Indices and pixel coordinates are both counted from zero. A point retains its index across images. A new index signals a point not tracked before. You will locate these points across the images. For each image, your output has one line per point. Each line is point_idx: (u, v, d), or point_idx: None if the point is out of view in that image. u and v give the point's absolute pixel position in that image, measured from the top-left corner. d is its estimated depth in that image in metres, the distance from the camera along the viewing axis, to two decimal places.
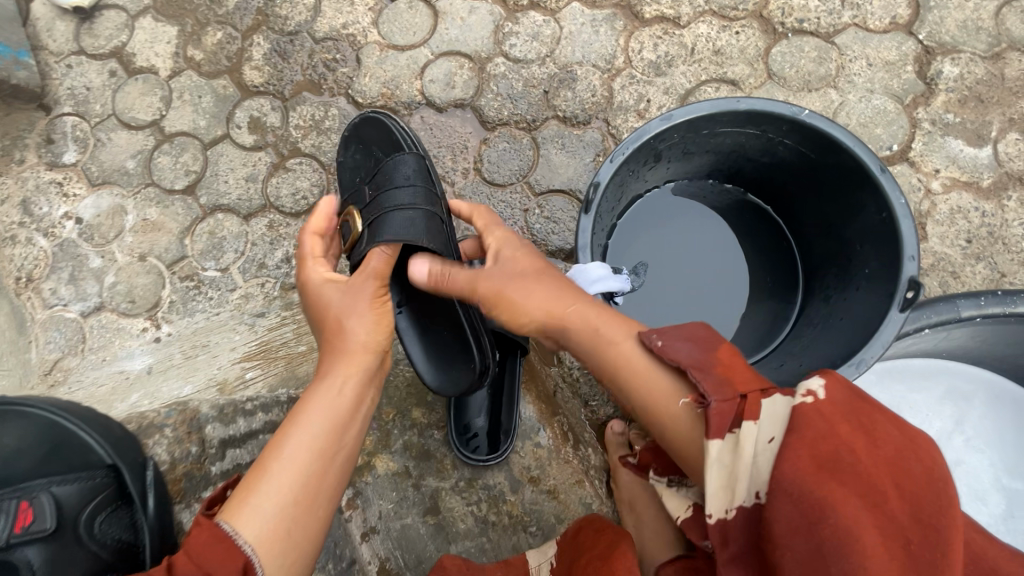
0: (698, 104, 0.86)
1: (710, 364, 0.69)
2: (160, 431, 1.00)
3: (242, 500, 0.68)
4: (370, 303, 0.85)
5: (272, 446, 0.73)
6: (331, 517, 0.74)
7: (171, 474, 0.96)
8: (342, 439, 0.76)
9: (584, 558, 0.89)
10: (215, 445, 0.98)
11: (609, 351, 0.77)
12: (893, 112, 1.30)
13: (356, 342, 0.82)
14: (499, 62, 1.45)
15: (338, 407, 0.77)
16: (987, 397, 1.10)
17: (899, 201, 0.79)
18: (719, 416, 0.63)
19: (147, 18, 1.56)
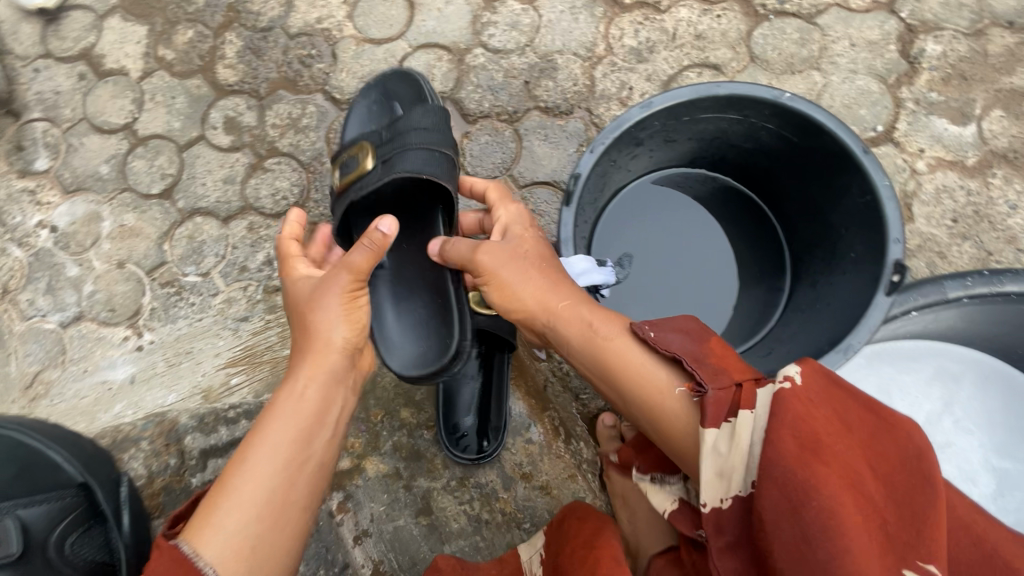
0: (677, 90, 0.84)
1: (704, 355, 0.71)
2: (136, 445, 1.06)
3: (206, 522, 0.70)
4: (338, 301, 0.87)
5: (234, 463, 0.76)
6: (301, 524, 0.77)
7: (149, 488, 1.03)
8: (309, 449, 0.80)
9: (570, 546, 0.88)
10: (195, 456, 1.06)
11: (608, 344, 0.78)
12: (877, 92, 1.28)
13: (321, 349, 0.85)
14: (478, 52, 1.42)
15: (302, 419, 0.80)
16: (975, 377, 1.10)
17: (882, 183, 0.78)
18: (717, 405, 0.65)
19: (115, 18, 1.52)
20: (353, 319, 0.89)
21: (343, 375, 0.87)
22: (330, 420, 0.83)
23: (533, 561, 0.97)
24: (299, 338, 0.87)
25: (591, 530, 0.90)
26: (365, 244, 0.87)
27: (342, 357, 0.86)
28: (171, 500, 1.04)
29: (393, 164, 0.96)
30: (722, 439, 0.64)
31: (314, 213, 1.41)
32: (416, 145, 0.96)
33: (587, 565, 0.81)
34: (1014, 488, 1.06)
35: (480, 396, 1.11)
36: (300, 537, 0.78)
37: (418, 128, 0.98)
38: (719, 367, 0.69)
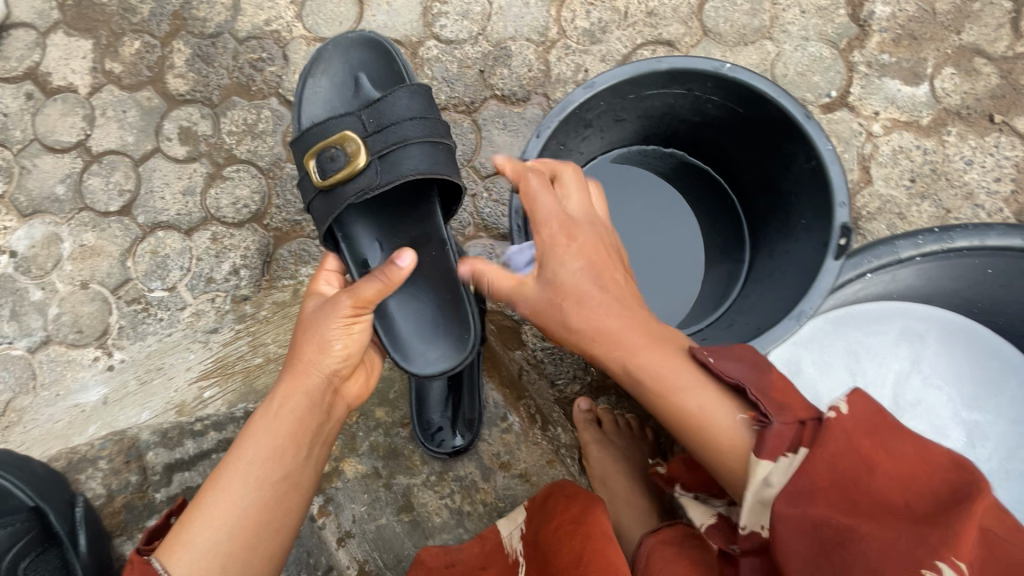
0: (618, 68, 0.83)
1: (765, 388, 0.68)
2: (94, 465, 1.03)
3: (178, 539, 0.70)
4: (336, 322, 0.81)
5: (213, 478, 0.75)
6: (277, 543, 0.76)
7: (109, 506, 1.00)
8: (287, 473, 0.77)
9: (556, 521, 0.90)
10: (159, 472, 1.04)
11: (664, 368, 0.73)
12: (829, 58, 1.29)
13: (309, 369, 0.80)
14: (431, 44, 1.41)
15: (279, 439, 0.77)
16: (940, 333, 1.10)
17: (825, 147, 0.78)
18: (777, 437, 0.62)
19: (58, 33, 1.48)
20: (352, 341, 0.83)
21: (326, 394, 0.82)
22: (310, 441, 0.79)
23: (512, 535, 1.00)
24: (291, 355, 0.83)
25: (580, 506, 0.90)
26: (377, 277, 0.80)
27: (327, 378, 0.82)
28: (136, 516, 1.01)
29: (396, 160, 0.91)
30: (777, 471, 0.61)
31: (277, 218, 1.39)
32: (421, 141, 0.92)
33: (576, 540, 0.83)
34: (983, 439, 1.07)
35: (450, 393, 1.08)
36: (274, 560, 0.76)
37: (412, 118, 0.93)
38: (782, 403, 0.66)
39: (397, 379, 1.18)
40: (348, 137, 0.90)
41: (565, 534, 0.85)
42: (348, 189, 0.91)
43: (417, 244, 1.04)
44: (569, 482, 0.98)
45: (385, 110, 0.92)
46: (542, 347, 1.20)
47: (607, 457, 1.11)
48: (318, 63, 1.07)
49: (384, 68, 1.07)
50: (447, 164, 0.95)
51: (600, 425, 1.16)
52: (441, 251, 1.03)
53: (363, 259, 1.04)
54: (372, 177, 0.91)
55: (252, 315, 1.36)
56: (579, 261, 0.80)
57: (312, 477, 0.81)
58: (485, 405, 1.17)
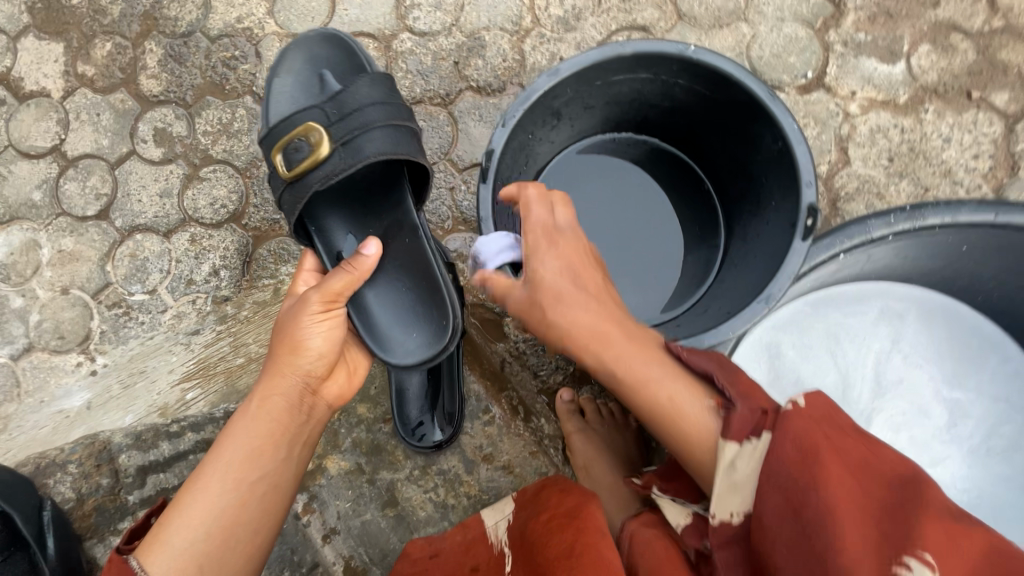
0: (583, 53, 0.83)
1: (732, 380, 0.72)
2: (62, 469, 1.04)
3: (154, 540, 0.70)
4: (312, 321, 0.81)
5: (192, 478, 0.75)
6: (255, 544, 0.76)
7: (79, 510, 1.02)
8: (266, 473, 0.77)
9: (547, 514, 0.88)
10: (132, 474, 1.04)
11: (638, 361, 0.74)
12: (805, 39, 1.27)
13: (287, 371, 0.80)
14: (405, 37, 1.39)
15: (257, 440, 0.77)
16: (918, 312, 1.10)
17: (792, 127, 0.78)
18: (742, 421, 0.66)
19: (29, 37, 1.47)
20: (329, 340, 0.82)
21: (304, 396, 0.82)
22: (289, 442, 0.80)
23: (498, 525, 1.00)
24: (270, 356, 0.82)
25: (570, 501, 0.88)
26: (346, 269, 0.84)
27: (304, 380, 0.81)
28: (107, 518, 1.03)
29: (360, 147, 0.91)
30: (741, 458, 0.65)
31: (255, 217, 1.38)
32: (385, 127, 0.92)
33: (567, 532, 0.81)
34: (965, 416, 1.07)
35: (429, 386, 1.08)
36: (252, 559, 0.76)
37: (374, 103, 0.92)
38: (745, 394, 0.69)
39: (378, 375, 1.18)
40: (310, 127, 0.89)
41: (555, 527, 0.83)
42: (312, 177, 0.91)
43: (389, 233, 1.04)
44: (563, 476, 0.97)
45: (347, 97, 0.91)
46: (525, 339, 1.19)
47: (590, 446, 1.11)
48: (280, 59, 1.07)
49: (347, 56, 1.06)
50: (412, 146, 0.95)
51: (583, 415, 1.16)
52: (414, 238, 1.02)
53: (337, 250, 1.05)
54: (337, 165, 0.91)
55: (233, 315, 1.36)
56: (559, 261, 0.79)
57: (291, 479, 0.81)
58: (467, 398, 1.17)
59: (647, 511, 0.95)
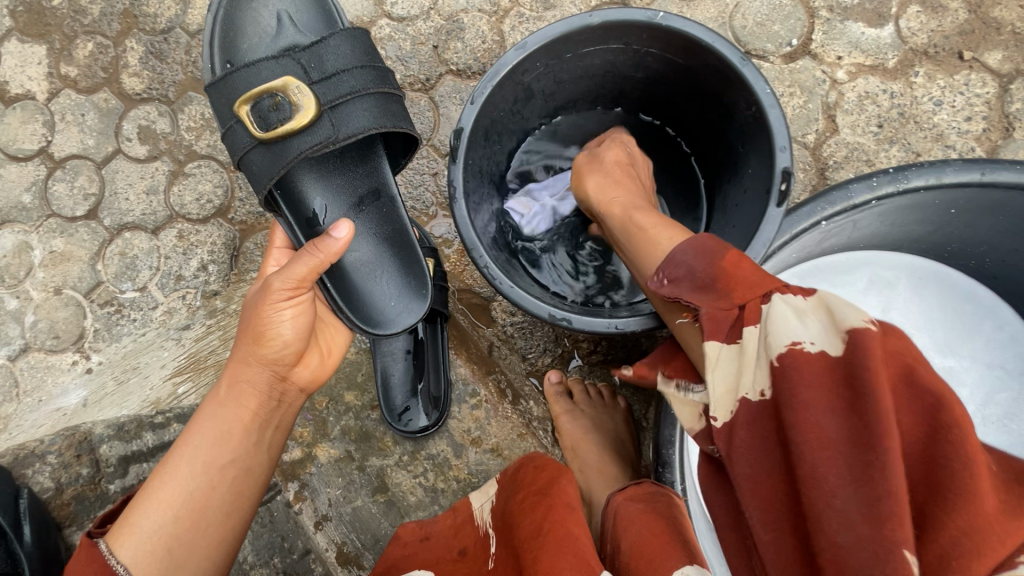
0: (550, 26, 0.81)
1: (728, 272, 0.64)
2: (42, 460, 1.02)
3: (124, 523, 0.71)
4: (277, 308, 0.80)
5: (163, 463, 0.77)
6: (226, 528, 0.77)
7: (57, 499, 1.00)
8: (234, 458, 0.79)
9: (523, 492, 0.91)
10: (113, 464, 1.04)
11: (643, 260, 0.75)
12: (789, 5, 1.24)
13: (256, 359, 0.81)
14: (383, 23, 1.38)
15: (226, 425, 0.79)
16: (910, 280, 1.08)
17: (764, 91, 0.75)
18: (714, 320, 0.62)
19: (12, 41, 1.48)
20: (300, 328, 0.82)
21: (273, 385, 0.83)
22: (259, 429, 0.81)
23: (483, 508, 1.01)
24: (238, 344, 0.83)
25: (546, 478, 0.91)
26: (310, 252, 0.81)
27: (273, 369, 0.82)
28: (86, 507, 1.01)
29: (347, 112, 0.94)
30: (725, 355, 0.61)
31: (241, 211, 1.39)
32: (372, 96, 0.96)
33: (539, 510, 0.84)
34: (959, 384, 1.05)
35: (413, 370, 1.11)
36: (226, 542, 0.78)
37: (361, 71, 0.95)
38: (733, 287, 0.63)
39: (365, 362, 1.18)
40: (297, 89, 0.91)
41: (527, 505, 0.87)
42: (296, 141, 0.93)
43: (365, 202, 1.08)
44: (538, 452, 0.99)
45: (330, 63, 0.94)
46: (512, 323, 1.20)
47: (576, 427, 1.11)
48: (241, 7, 1.04)
49: (318, 13, 1.06)
50: (400, 117, 1.00)
51: (571, 396, 1.17)
52: (392, 206, 1.07)
53: (307, 215, 1.06)
54: (325, 131, 0.93)
55: (223, 309, 1.36)
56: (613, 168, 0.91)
57: (262, 466, 0.83)
58: (454, 383, 1.17)
59: (634, 484, 0.94)
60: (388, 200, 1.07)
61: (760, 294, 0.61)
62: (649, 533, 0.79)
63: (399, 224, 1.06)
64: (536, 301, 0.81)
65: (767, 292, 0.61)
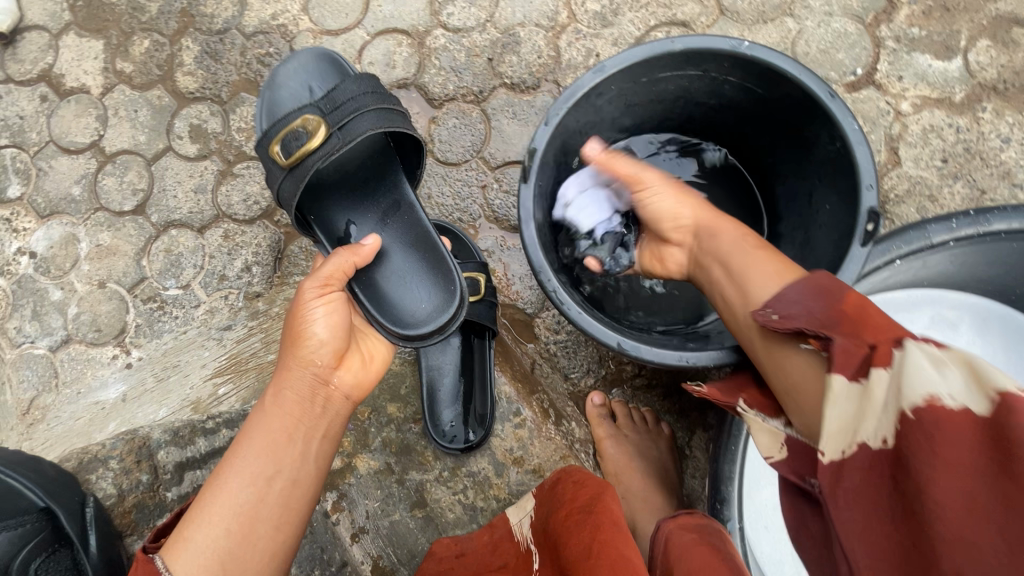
0: (630, 50, 0.81)
1: (844, 312, 0.63)
2: (105, 465, 0.96)
3: (178, 538, 0.70)
4: (314, 304, 0.83)
5: (213, 477, 0.75)
6: (278, 542, 0.74)
7: (120, 507, 0.93)
8: (280, 467, 0.76)
9: (565, 511, 0.88)
10: (170, 469, 1.00)
11: (750, 273, 0.74)
12: (854, 34, 1.23)
13: (295, 362, 0.80)
14: (438, 34, 1.38)
15: (272, 434, 0.77)
16: (974, 322, 1.03)
17: (851, 127, 0.74)
18: (844, 355, 0.59)
19: (70, 34, 1.49)
20: (334, 326, 0.83)
21: (316, 389, 0.81)
22: (304, 437, 0.79)
23: (522, 522, 0.99)
24: (280, 352, 0.83)
25: (588, 494, 0.89)
26: (347, 254, 0.90)
27: (313, 373, 0.81)
28: (146, 516, 0.95)
29: (359, 128, 0.94)
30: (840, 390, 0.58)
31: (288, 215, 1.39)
32: (380, 111, 0.95)
33: (586, 528, 0.82)
34: None
35: (463, 388, 1.13)
36: (278, 557, 0.75)
37: (362, 87, 0.95)
38: (864, 326, 0.60)
39: (408, 375, 1.19)
40: (308, 120, 0.92)
41: (572, 522, 0.85)
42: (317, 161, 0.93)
43: (387, 215, 1.06)
44: (577, 467, 0.97)
45: (338, 90, 0.94)
46: (556, 340, 1.19)
47: (619, 452, 1.11)
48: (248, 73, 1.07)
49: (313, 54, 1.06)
50: (405, 121, 0.98)
51: (615, 419, 1.15)
52: (414, 214, 1.05)
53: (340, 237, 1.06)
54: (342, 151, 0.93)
55: (265, 312, 1.37)
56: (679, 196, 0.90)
57: (311, 477, 0.79)
58: (498, 400, 1.15)
59: (684, 513, 0.91)
60: (409, 208, 1.05)
61: (893, 335, 0.58)
62: (704, 562, 0.76)
63: (424, 230, 1.04)
64: (602, 329, 0.81)
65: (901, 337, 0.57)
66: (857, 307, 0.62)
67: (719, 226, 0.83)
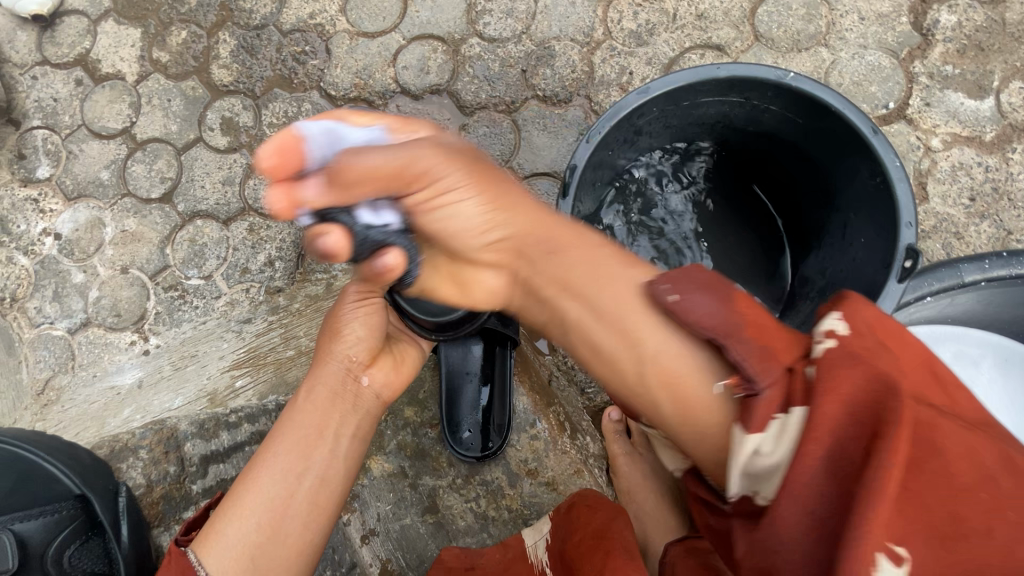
0: (675, 74, 0.82)
1: (735, 332, 0.58)
2: (135, 454, 0.96)
3: (210, 532, 0.70)
4: (354, 307, 0.86)
5: (246, 472, 0.76)
6: (305, 540, 0.73)
7: (148, 497, 0.92)
8: (308, 463, 0.75)
9: (579, 535, 0.89)
10: (196, 462, 1.00)
11: (601, 291, 0.65)
12: (888, 68, 1.24)
13: (330, 358, 0.83)
14: (474, 42, 1.39)
15: (304, 429, 0.77)
16: (996, 360, 1.03)
17: (893, 165, 0.76)
18: (767, 405, 0.53)
19: (109, 21, 1.51)
20: (368, 325, 0.85)
21: (347, 385, 0.82)
22: (334, 432, 0.78)
23: (537, 545, 0.98)
24: (317, 351, 0.86)
25: (599, 521, 0.89)
26: None
27: (345, 366, 0.82)
28: (173, 508, 0.94)
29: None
30: (767, 442, 0.52)
31: None
32: None
33: (595, 554, 0.82)
34: None
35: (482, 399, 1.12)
36: (306, 555, 0.73)
37: None
38: (769, 342, 0.56)
39: (427, 379, 1.19)
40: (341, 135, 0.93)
41: (586, 549, 0.85)
42: None
43: None
44: (590, 490, 0.98)
45: None
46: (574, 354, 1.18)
47: (634, 471, 1.10)
48: None
49: None
50: None
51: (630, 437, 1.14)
52: None
53: None
54: None
55: (285, 308, 1.37)
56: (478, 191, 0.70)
57: (340, 475, 0.78)
58: (516, 410, 1.16)
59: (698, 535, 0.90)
60: None
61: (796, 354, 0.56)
62: None
63: None
64: None
65: (803, 358, 0.55)
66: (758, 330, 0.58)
67: (541, 233, 0.70)
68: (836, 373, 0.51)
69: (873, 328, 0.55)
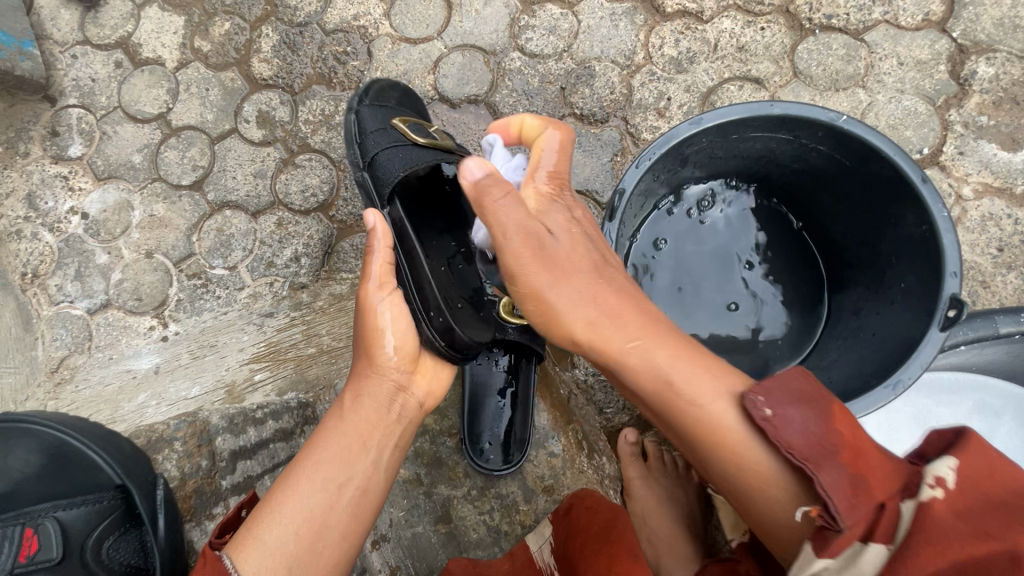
0: (728, 108, 0.83)
1: (842, 467, 0.57)
2: (169, 446, 0.96)
3: (247, 537, 0.70)
4: (386, 305, 0.88)
5: (284, 479, 0.75)
6: (342, 553, 0.74)
7: (180, 491, 0.92)
8: (351, 471, 0.77)
9: (582, 537, 0.89)
10: (226, 457, 0.98)
11: (686, 410, 0.64)
12: (924, 114, 1.26)
13: (377, 371, 0.86)
14: (515, 56, 1.41)
15: (349, 439, 0.79)
16: (1018, 412, 1.02)
17: (941, 214, 0.78)
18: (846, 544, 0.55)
19: (153, 7, 1.51)
20: (399, 331, 0.88)
21: (395, 398, 0.86)
22: (378, 445, 0.80)
23: (543, 549, 0.98)
24: (356, 362, 0.88)
25: (601, 522, 0.89)
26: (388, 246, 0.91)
27: (394, 382, 0.86)
28: (204, 502, 0.93)
29: None
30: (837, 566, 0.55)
31: (343, 211, 1.42)
32: None
33: (601, 558, 0.82)
34: None
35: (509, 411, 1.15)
36: (341, 567, 0.74)
37: None
38: (866, 473, 0.57)
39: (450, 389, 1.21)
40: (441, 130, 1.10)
41: (586, 552, 0.85)
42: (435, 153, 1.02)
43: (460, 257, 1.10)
44: (588, 491, 0.98)
45: None
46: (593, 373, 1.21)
47: (650, 496, 1.15)
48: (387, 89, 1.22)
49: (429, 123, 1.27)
50: None
51: (645, 460, 1.20)
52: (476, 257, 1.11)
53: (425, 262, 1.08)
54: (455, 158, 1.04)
55: (309, 304, 1.39)
56: (587, 297, 0.69)
57: (380, 487, 0.79)
58: (536, 426, 1.18)
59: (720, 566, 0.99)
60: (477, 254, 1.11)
61: (891, 493, 0.57)
62: None
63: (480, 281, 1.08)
64: None
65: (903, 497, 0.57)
66: (857, 460, 0.57)
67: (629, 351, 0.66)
68: (944, 525, 0.54)
69: (981, 476, 0.56)
